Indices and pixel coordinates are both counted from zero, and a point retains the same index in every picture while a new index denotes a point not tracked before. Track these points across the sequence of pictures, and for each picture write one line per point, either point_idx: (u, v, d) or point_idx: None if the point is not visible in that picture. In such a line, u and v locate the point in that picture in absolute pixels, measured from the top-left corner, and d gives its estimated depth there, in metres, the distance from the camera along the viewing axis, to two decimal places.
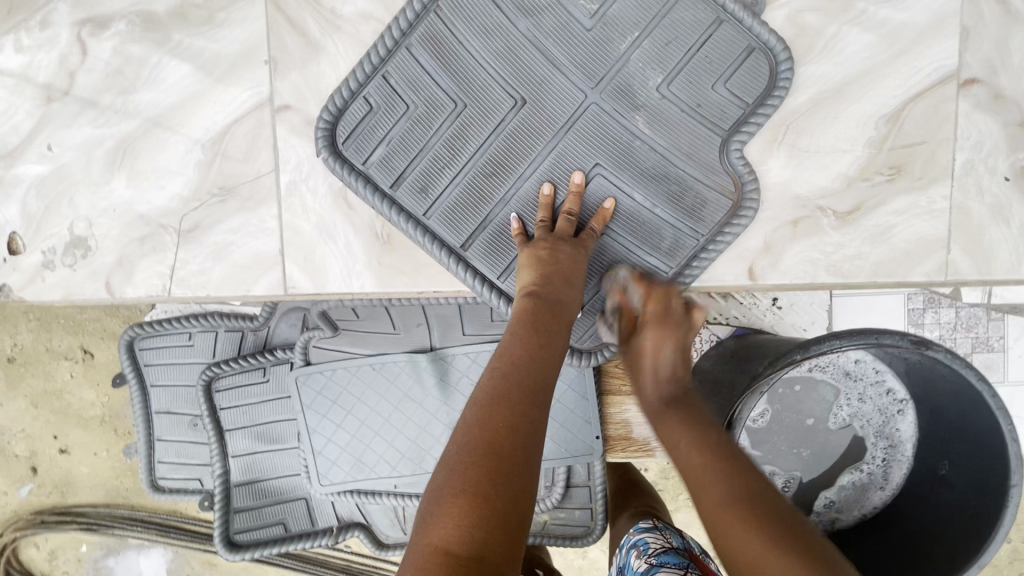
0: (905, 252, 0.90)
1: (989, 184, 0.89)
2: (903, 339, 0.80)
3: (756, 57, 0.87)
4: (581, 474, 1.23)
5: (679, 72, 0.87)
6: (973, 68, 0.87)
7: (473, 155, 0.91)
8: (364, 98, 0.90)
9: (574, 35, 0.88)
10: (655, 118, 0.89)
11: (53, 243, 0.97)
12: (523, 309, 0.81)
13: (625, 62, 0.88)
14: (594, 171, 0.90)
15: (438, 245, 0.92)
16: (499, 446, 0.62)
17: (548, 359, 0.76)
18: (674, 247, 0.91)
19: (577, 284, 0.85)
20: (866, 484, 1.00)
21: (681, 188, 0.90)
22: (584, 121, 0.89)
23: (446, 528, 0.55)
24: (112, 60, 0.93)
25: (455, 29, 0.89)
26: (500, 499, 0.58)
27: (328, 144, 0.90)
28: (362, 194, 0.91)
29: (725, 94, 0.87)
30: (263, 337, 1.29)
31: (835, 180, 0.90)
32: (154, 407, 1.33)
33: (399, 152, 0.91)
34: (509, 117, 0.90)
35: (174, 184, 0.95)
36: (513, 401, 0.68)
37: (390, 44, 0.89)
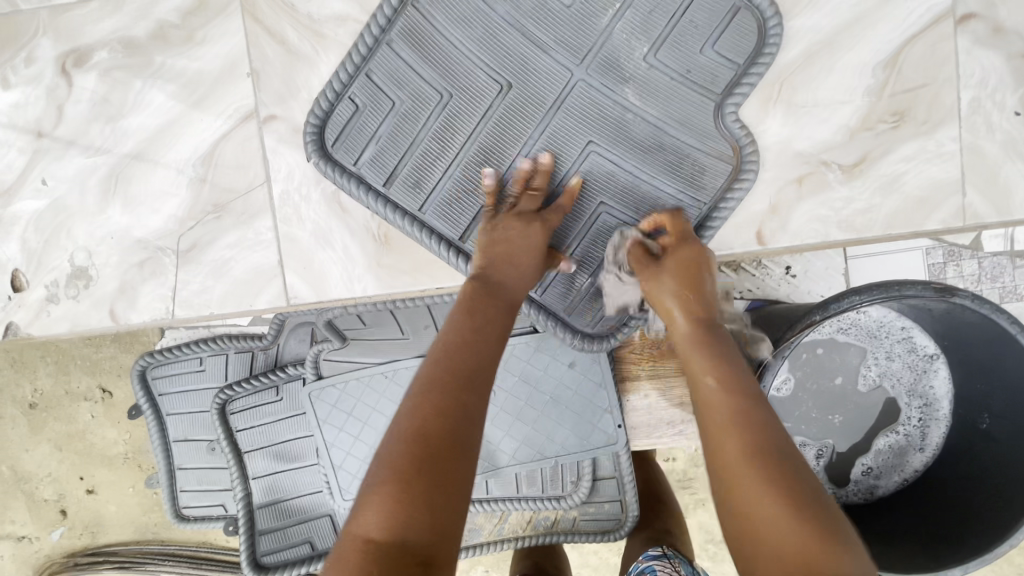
0: (918, 200, 0.87)
1: (999, 121, 0.86)
2: (926, 289, 0.76)
3: (742, 16, 0.84)
4: (607, 466, 1.21)
5: (665, 39, 0.85)
6: (968, 3, 0.84)
7: (464, 145, 0.90)
8: (349, 99, 0.90)
9: (554, 13, 0.86)
10: (645, 89, 0.86)
11: (55, 277, 0.97)
12: (466, 292, 0.80)
13: (609, 35, 0.86)
14: (588, 149, 0.88)
15: (436, 239, 0.90)
16: (426, 429, 0.62)
17: (489, 336, 0.74)
18: (677, 220, 0.89)
19: (531, 259, 0.84)
20: (904, 447, 0.96)
21: (679, 157, 0.87)
22: (572, 99, 0.88)
23: (370, 518, 0.57)
24: (98, 89, 0.94)
25: (434, 20, 0.88)
26: (423, 483, 0.58)
27: (317, 147, 0.90)
28: (356, 196, 0.91)
29: (715, 56, 0.85)
30: (274, 356, 1.28)
31: (837, 132, 0.87)
32: (172, 436, 1.32)
33: (389, 149, 0.90)
34: (496, 103, 0.89)
35: (169, 206, 0.95)
36: (447, 380, 0.67)
37: (371, 41, 0.88)
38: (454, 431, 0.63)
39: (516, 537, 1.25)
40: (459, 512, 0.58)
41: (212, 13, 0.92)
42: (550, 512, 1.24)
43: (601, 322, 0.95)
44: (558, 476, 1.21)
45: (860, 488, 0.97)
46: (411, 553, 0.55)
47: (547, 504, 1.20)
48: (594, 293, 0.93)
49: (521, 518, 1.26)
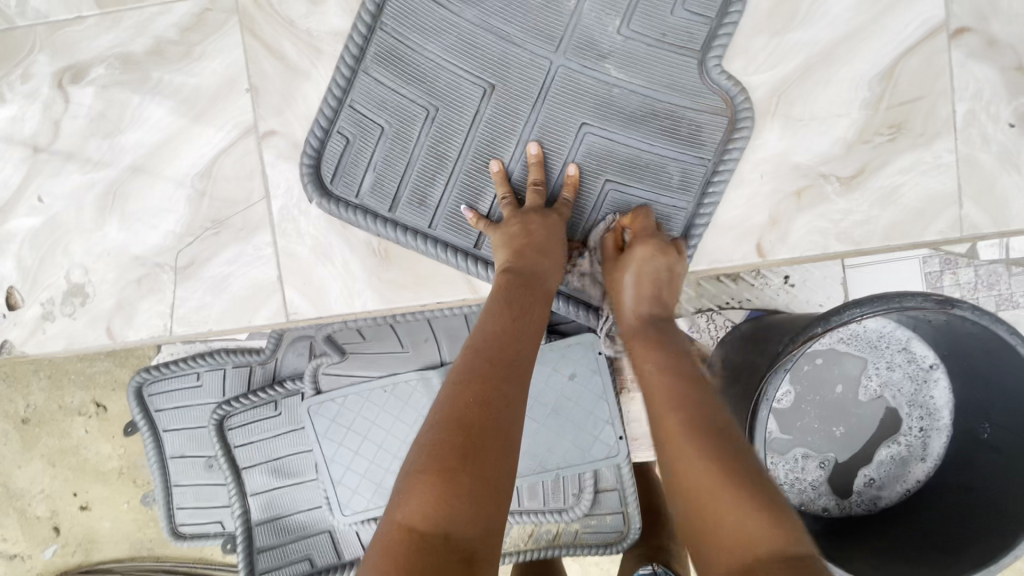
0: (916, 211, 0.87)
1: (994, 133, 0.86)
2: (925, 300, 0.77)
3: None
4: (609, 477, 1.20)
5: (635, 10, 0.86)
6: (961, 17, 0.85)
7: (461, 155, 0.90)
8: (339, 132, 0.90)
9: (522, 8, 0.87)
10: (625, 60, 0.87)
11: (51, 294, 0.96)
12: (499, 285, 0.82)
13: (579, 18, 0.86)
14: (584, 130, 0.89)
15: (452, 253, 0.91)
16: (467, 421, 0.64)
17: (522, 333, 0.77)
18: (684, 181, 0.89)
19: (555, 254, 0.85)
20: (906, 457, 0.96)
21: (672, 120, 0.88)
22: (558, 85, 0.88)
23: (413, 507, 0.58)
24: (95, 106, 0.93)
25: (404, 37, 0.88)
26: (468, 474, 0.60)
27: (317, 185, 0.90)
28: (365, 226, 0.91)
29: (685, 16, 0.86)
30: (272, 370, 1.27)
31: (835, 145, 0.87)
32: (168, 452, 1.30)
33: (388, 173, 0.90)
34: (483, 106, 0.89)
35: (166, 222, 0.94)
36: (485, 376, 0.69)
37: (347, 71, 0.89)
38: (496, 426, 0.65)
39: (518, 551, 1.25)
40: (502, 507, 0.59)
41: (211, 29, 0.92)
42: (552, 525, 1.23)
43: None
44: (560, 489, 1.20)
45: (863, 499, 0.97)
46: (453, 542, 0.56)
47: (549, 517, 1.20)
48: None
49: (522, 531, 1.25)
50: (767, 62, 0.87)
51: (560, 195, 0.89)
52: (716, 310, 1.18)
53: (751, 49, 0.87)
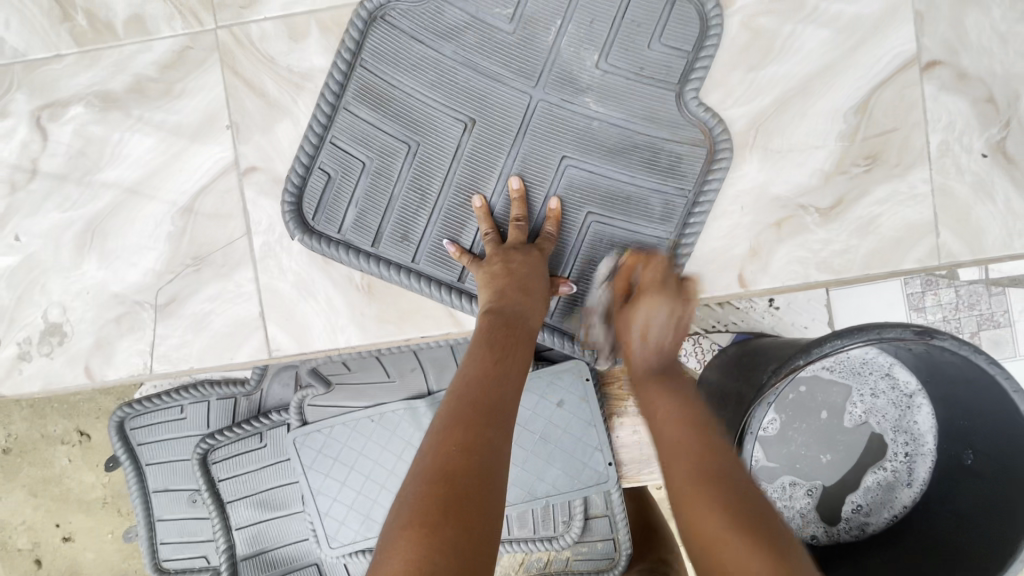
0: (894, 240, 0.88)
1: (968, 163, 0.88)
2: (905, 331, 0.78)
3: (681, 5, 0.86)
4: (599, 504, 1.19)
5: (612, 44, 0.87)
6: (933, 51, 0.87)
7: (442, 190, 0.90)
8: (320, 169, 0.90)
9: (500, 43, 0.87)
10: (604, 94, 0.88)
11: (28, 333, 0.94)
12: (483, 326, 0.82)
13: (557, 51, 0.87)
14: (565, 163, 0.89)
15: (436, 286, 0.90)
16: (450, 472, 0.63)
17: (507, 374, 0.76)
18: (666, 212, 0.89)
19: (538, 292, 0.85)
20: (892, 483, 0.96)
21: (652, 152, 0.88)
22: (538, 120, 0.89)
23: (395, 565, 0.56)
24: (74, 143, 0.93)
25: (385, 74, 0.88)
26: (451, 528, 0.58)
27: (299, 223, 0.90)
28: (348, 262, 0.90)
29: (663, 49, 0.87)
30: (257, 401, 1.25)
31: (813, 176, 0.88)
32: (151, 486, 1.28)
33: (370, 209, 0.90)
34: (464, 140, 0.89)
35: (146, 259, 0.93)
36: (470, 424, 0.69)
37: (328, 109, 0.89)
38: (481, 476, 0.63)
39: None
40: (486, 563, 0.57)
41: (191, 67, 0.91)
42: (542, 553, 1.23)
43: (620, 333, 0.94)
44: (550, 516, 1.19)
45: (851, 525, 0.97)
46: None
47: (539, 545, 1.19)
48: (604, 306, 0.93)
49: (513, 559, 1.24)
50: (744, 95, 0.88)
51: (543, 229, 0.89)
52: (702, 333, 1.17)
53: (729, 83, 0.89)
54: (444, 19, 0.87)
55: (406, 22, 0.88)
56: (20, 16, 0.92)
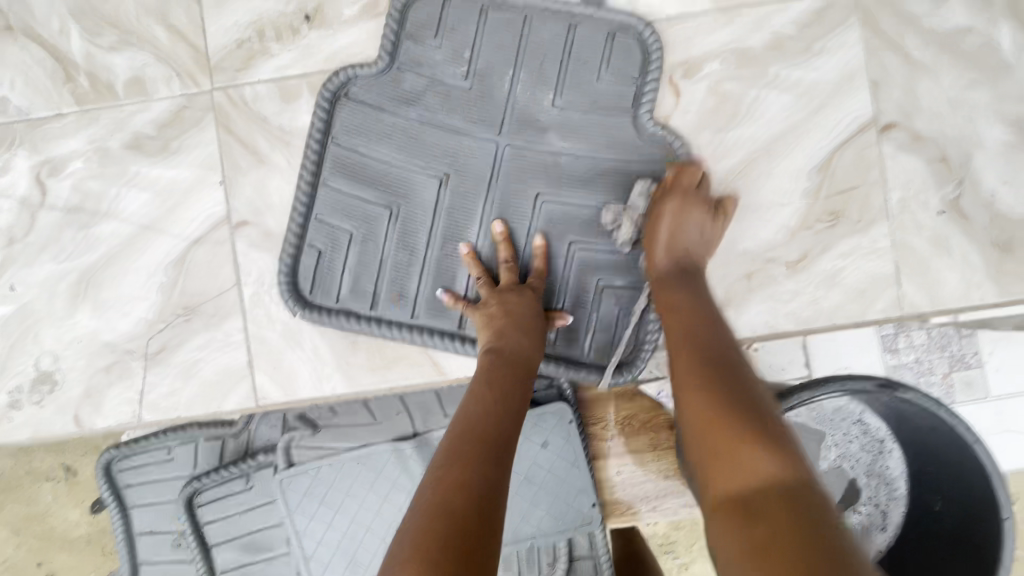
0: (858, 292, 0.93)
1: (925, 220, 0.93)
2: (869, 382, 0.87)
3: (620, 38, 0.92)
4: (583, 545, 1.19)
5: (563, 81, 0.92)
6: (888, 114, 0.92)
7: (429, 245, 0.94)
8: (310, 246, 0.94)
9: (462, 102, 0.93)
10: (566, 128, 0.93)
11: (19, 382, 0.96)
12: (481, 366, 0.84)
13: (513, 96, 0.92)
14: (540, 200, 0.93)
15: (438, 335, 0.94)
16: (450, 507, 0.64)
17: (506, 410, 0.78)
18: (645, 235, 0.93)
19: (534, 331, 0.87)
20: (867, 527, 0.96)
21: (621, 178, 0.93)
22: (507, 163, 0.93)
23: None
24: (72, 197, 0.96)
25: (356, 146, 0.93)
26: (451, 561, 0.58)
27: (296, 300, 0.94)
28: (348, 328, 0.94)
29: (610, 79, 0.92)
30: (245, 442, 1.26)
31: (780, 232, 0.93)
32: (135, 528, 1.27)
33: (363, 274, 0.94)
34: (441, 196, 0.93)
35: (138, 309, 0.96)
36: (470, 460, 0.70)
37: (308, 186, 0.93)
38: (482, 511, 0.64)
39: None
40: None
41: (187, 125, 0.96)
42: None
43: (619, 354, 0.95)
44: (535, 558, 1.20)
45: None
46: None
47: None
48: (601, 328, 0.95)
49: None
50: (713, 155, 0.94)
51: (532, 267, 0.93)
52: None
53: (699, 143, 0.94)
54: (403, 88, 0.93)
55: (368, 96, 0.93)
56: (24, 77, 0.96)
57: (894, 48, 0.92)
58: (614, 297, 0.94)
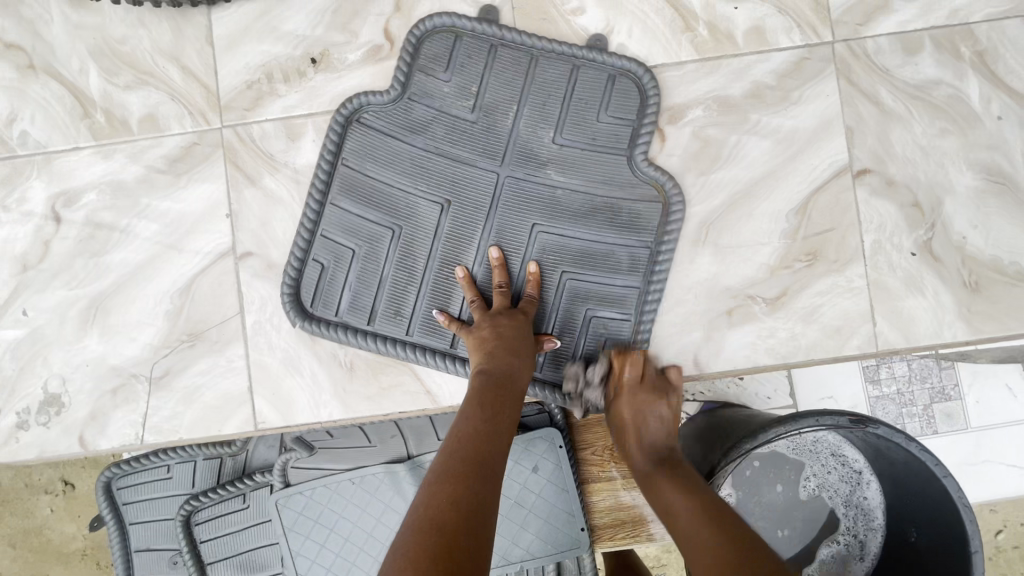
0: (834, 328, 0.97)
1: (899, 260, 0.97)
2: (841, 418, 0.86)
3: (620, 82, 0.98)
4: (572, 569, 1.22)
5: (565, 120, 0.97)
6: (862, 160, 0.97)
7: (427, 266, 0.98)
8: (314, 260, 0.98)
9: (466, 133, 0.98)
10: (563, 165, 0.97)
11: (27, 403, 1.00)
12: (472, 386, 0.87)
13: (517, 131, 0.97)
14: (536, 230, 0.97)
15: (430, 353, 0.97)
16: (439, 521, 0.67)
17: (494, 430, 0.81)
18: (634, 264, 0.97)
19: (524, 352, 0.90)
20: (846, 556, 1.00)
21: (613, 212, 0.97)
22: (507, 194, 0.97)
23: None
24: (84, 227, 1.01)
25: (365, 169, 0.98)
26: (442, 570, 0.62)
27: (298, 311, 0.98)
28: (346, 341, 0.97)
29: (609, 120, 0.97)
30: (243, 462, 1.29)
31: (759, 270, 0.97)
32: (133, 545, 1.30)
33: (363, 291, 0.98)
34: (442, 220, 0.98)
35: (144, 335, 1.00)
36: (459, 477, 0.73)
37: (316, 206, 0.98)
38: (471, 525, 0.68)
39: None
40: None
41: (196, 161, 1.01)
42: None
43: (602, 381, 0.99)
44: None
45: None
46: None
47: None
48: (586, 357, 0.98)
49: None
50: (697, 196, 0.98)
51: (524, 292, 0.96)
52: None
53: (683, 183, 0.98)
54: (413, 117, 0.98)
55: (379, 121, 0.99)
56: (44, 112, 1.02)
57: (868, 98, 0.98)
58: (601, 326, 0.98)
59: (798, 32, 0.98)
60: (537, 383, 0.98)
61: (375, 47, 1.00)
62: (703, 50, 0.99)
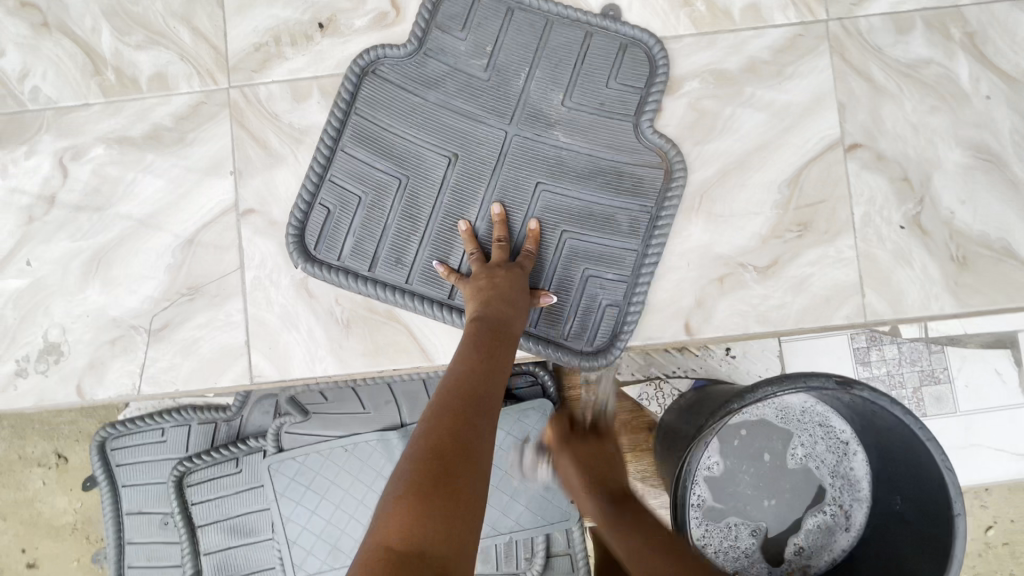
0: (824, 298, 0.99)
1: (888, 233, 0.99)
2: (828, 380, 0.84)
3: (630, 51, 1.01)
4: (561, 541, 1.17)
5: (575, 84, 1.00)
6: (853, 135, 1.00)
7: (431, 217, 1.00)
8: (320, 205, 1.00)
9: (478, 90, 1.00)
10: (571, 127, 1.00)
11: (27, 351, 1.01)
12: (470, 331, 0.88)
13: (528, 91, 1.00)
14: (539, 188, 0.99)
15: (428, 302, 0.99)
16: (440, 449, 0.67)
17: (492, 371, 0.82)
18: (633, 227, 0.99)
19: (518, 305, 0.92)
20: (832, 527, 1.01)
21: (616, 174, 0.99)
22: (513, 151, 1.00)
23: (391, 526, 0.59)
24: (90, 180, 1.03)
25: (377, 119, 1.00)
26: (442, 497, 0.62)
27: (301, 253, 0.99)
28: (346, 286, 0.99)
29: (618, 87, 1.00)
30: (237, 427, 1.22)
31: (751, 239, 0.99)
32: (124, 508, 1.22)
33: (366, 238, 1.00)
34: (448, 173, 1.00)
35: (145, 288, 1.01)
36: (458, 412, 0.73)
37: (328, 151, 1.00)
38: (469, 455, 0.68)
39: None
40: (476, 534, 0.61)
41: (203, 119, 1.03)
42: None
43: (597, 340, 1.00)
44: (513, 553, 1.16)
45: (794, 567, 1.02)
46: (428, 561, 0.56)
47: None
48: (580, 315, 1.00)
49: None
50: (691, 165, 1.00)
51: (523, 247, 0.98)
52: (664, 379, 1.08)
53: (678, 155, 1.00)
54: (427, 71, 1.00)
55: (394, 74, 1.01)
56: (55, 68, 1.04)
57: (860, 75, 1.00)
58: (598, 284, 0.99)
59: (793, 10, 1.01)
60: (531, 337, 0.99)
61: (381, 14, 1.03)
62: (700, 25, 1.01)
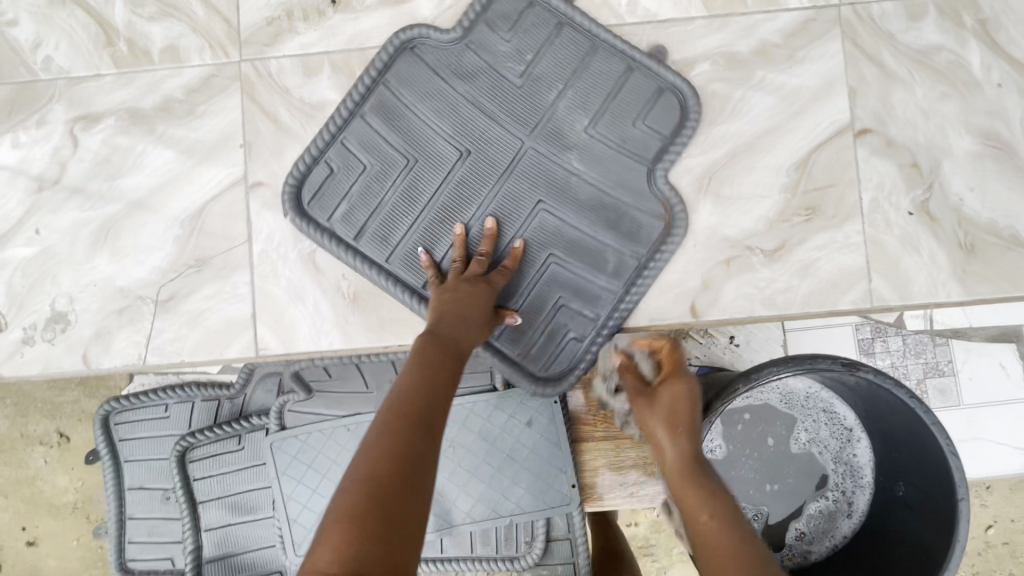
0: (830, 282, 0.98)
1: (897, 218, 0.99)
2: (834, 363, 0.79)
3: (666, 98, 1.00)
4: (561, 526, 1.03)
5: (603, 115, 1.00)
6: (864, 120, 1.00)
7: (429, 201, 1.00)
8: (326, 163, 1.00)
9: (507, 95, 1.00)
10: (586, 155, 0.99)
11: (34, 319, 1.02)
12: (418, 344, 0.84)
13: (555, 110, 1.00)
14: (538, 206, 0.99)
15: (400, 288, 0.99)
16: (378, 470, 0.62)
17: (438, 382, 0.77)
18: (618, 268, 0.99)
19: (478, 320, 0.90)
20: (833, 512, 1.01)
21: (617, 214, 0.99)
22: (525, 164, 1.00)
23: (325, 552, 0.55)
24: (100, 151, 1.03)
25: (400, 95, 1.00)
26: (380, 522, 0.57)
27: (294, 205, 0.99)
28: (326, 247, 0.99)
29: (642, 129, 0.99)
30: (240, 405, 1.08)
31: (759, 222, 0.99)
32: (127, 482, 1.10)
33: (360, 207, 1.00)
34: (456, 167, 1.00)
35: (152, 259, 1.02)
36: (400, 427, 0.68)
37: (346, 114, 1.00)
38: (411, 474, 0.63)
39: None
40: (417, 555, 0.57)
41: (214, 92, 1.03)
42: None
43: (551, 366, 1.01)
44: (513, 536, 1.03)
45: (795, 552, 1.02)
46: None
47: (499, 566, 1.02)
48: (545, 335, 1.01)
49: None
50: (700, 147, 1.00)
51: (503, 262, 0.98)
52: None
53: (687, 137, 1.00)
54: (462, 63, 1.01)
55: (430, 58, 1.01)
56: (67, 39, 1.04)
57: (872, 60, 1.00)
58: (568, 316, 1.00)
59: None
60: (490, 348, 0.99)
61: None
62: (712, 7, 1.01)
